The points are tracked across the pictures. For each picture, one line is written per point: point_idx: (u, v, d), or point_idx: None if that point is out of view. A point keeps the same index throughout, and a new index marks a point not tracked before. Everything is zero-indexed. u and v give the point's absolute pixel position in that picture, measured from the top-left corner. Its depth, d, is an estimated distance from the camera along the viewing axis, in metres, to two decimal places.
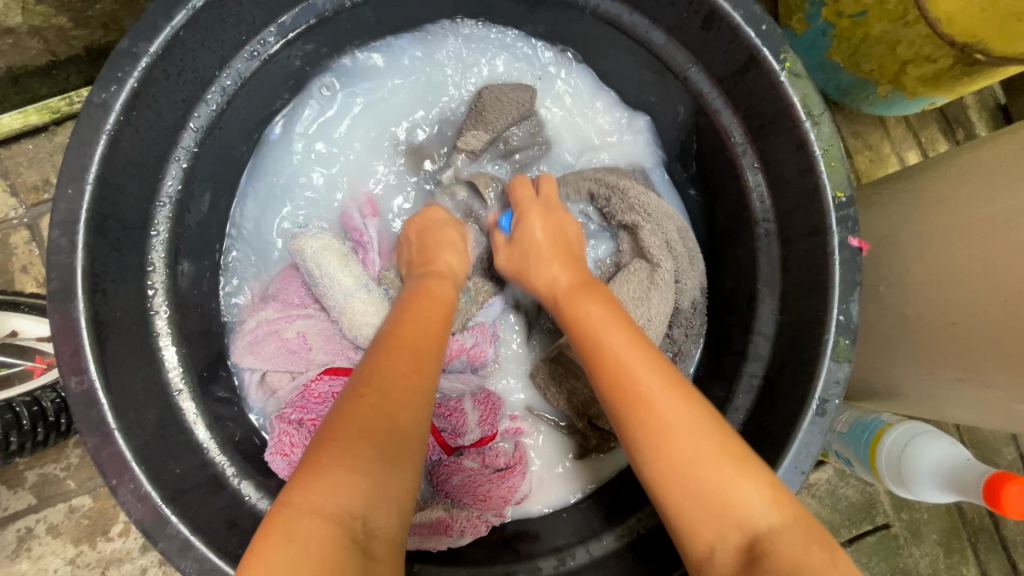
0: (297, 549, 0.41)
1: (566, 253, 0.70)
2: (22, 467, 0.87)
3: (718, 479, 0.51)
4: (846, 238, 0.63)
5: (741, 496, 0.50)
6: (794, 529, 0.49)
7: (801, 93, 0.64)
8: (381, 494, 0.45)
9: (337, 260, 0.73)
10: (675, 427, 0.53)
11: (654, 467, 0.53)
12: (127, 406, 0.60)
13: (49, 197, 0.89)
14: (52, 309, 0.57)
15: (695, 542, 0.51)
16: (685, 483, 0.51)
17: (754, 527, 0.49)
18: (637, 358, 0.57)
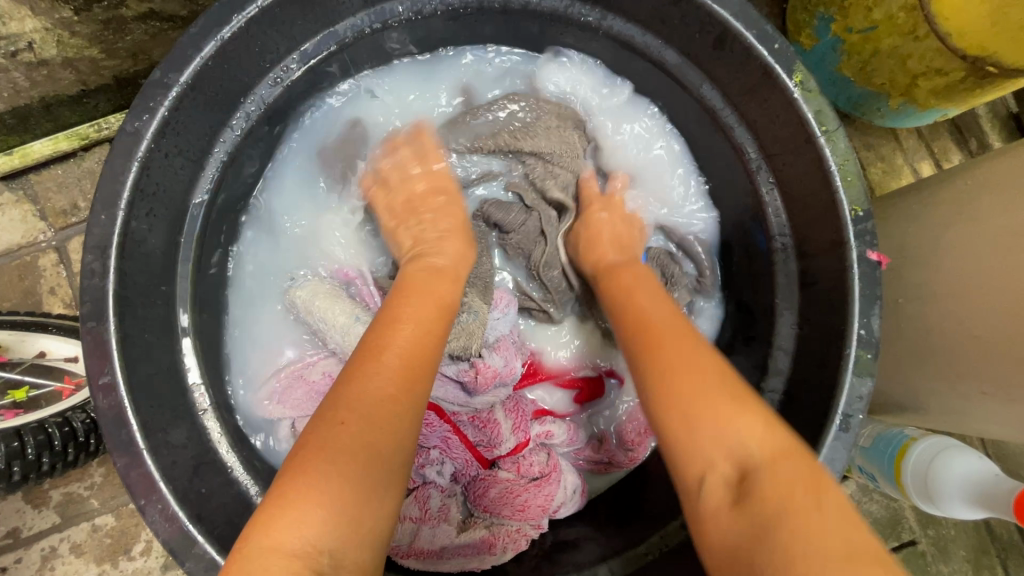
0: (291, 525, 0.43)
1: (619, 244, 0.76)
2: (46, 486, 0.88)
3: (710, 409, 0.49)
4: (864, 252, 0.63)
5: (735, 428, 0.47)
6: (781, 460, 0.45)
7: (814, 110, 0.64)
8: (355, 522, 0.44)
9: (329, 300, 0.73)
10: (673, 364, 0.53)
11: (659, 407, 0.51)
12: (155, 427, 0.61)
13: (77, 221, 0.92)
14: (84, 331, 0.58)
15: (685, 480, 0.49)
16: (667, 407, 0.51)
17: (745, 460, 0.46)
18: (667, 318, 0.60)
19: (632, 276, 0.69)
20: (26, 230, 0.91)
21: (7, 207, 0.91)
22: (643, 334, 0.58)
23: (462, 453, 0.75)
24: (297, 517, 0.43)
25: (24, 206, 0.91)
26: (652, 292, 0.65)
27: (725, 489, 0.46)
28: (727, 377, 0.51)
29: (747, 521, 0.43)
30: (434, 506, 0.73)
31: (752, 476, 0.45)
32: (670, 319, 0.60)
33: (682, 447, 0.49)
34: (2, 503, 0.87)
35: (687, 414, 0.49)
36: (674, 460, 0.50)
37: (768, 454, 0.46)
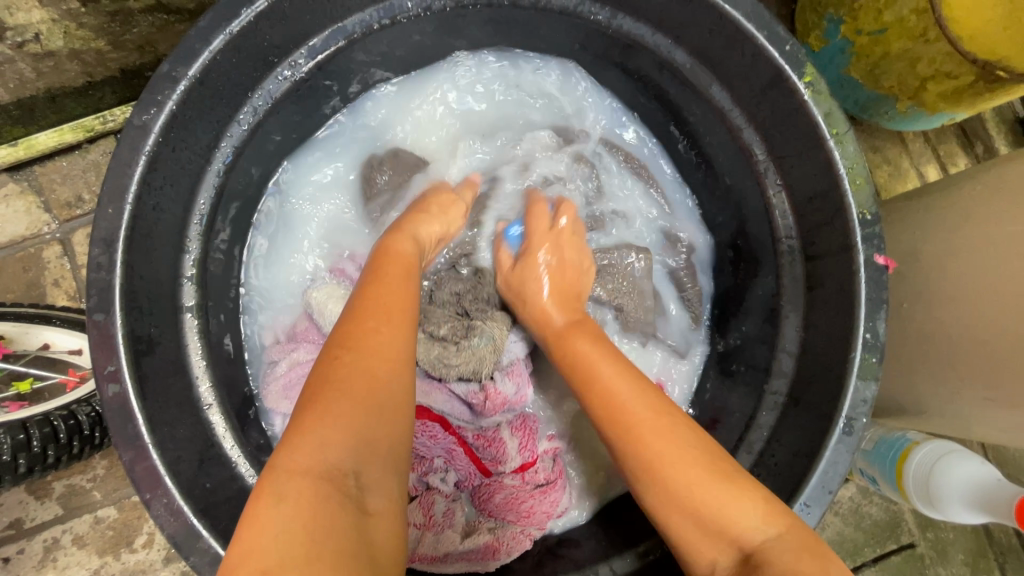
0: (289, 509, 0.39)
1: (563, 289, 0.73)
2: (49, 478, 0.88)
3: (703, 491, 0.51)
4: (872, 256, 0.63)
5: (736, 520, 0.49)
6: (783, 534, 0.48)
7: (824, 112, 0.64)
8: (375, 456, 0.44)
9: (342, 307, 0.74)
10: (637, 411, 0.57)
11: (660, 509, 0.54)
12: (160, 421, 0.61)
13: (81, 213, 0.92)
14: (91, 325, 0.59)
15: (698, 569, 0.51)
16: (676, 474, 0.53)
17: (740, 535, 0.49)
18: (636, 396, 0.59)
19: (588, 340, 0.66)
20: (30, 222, 0.91)
21: (11, 198, 0.91)
22: (626, 430, 0.57)
23: (466, 465, 0.75)
24: (287, 504, 0.39)
25: (28, 197, 0.91)
26: (594, 342, 0.66)
27: (731, 561, 0.49)
28: (705, 457, 0.53)
29: None
30: (439, 511, 0.73)
31: (755, 556, 0.47)
32: (638, 396, 0.59)
33: (689, 540, 0.52)
34: (5, 494, 0.88)
35: (687, 489, 0.52)
36: (685, 550, 0.52)
37: (776, 531, 0.48)
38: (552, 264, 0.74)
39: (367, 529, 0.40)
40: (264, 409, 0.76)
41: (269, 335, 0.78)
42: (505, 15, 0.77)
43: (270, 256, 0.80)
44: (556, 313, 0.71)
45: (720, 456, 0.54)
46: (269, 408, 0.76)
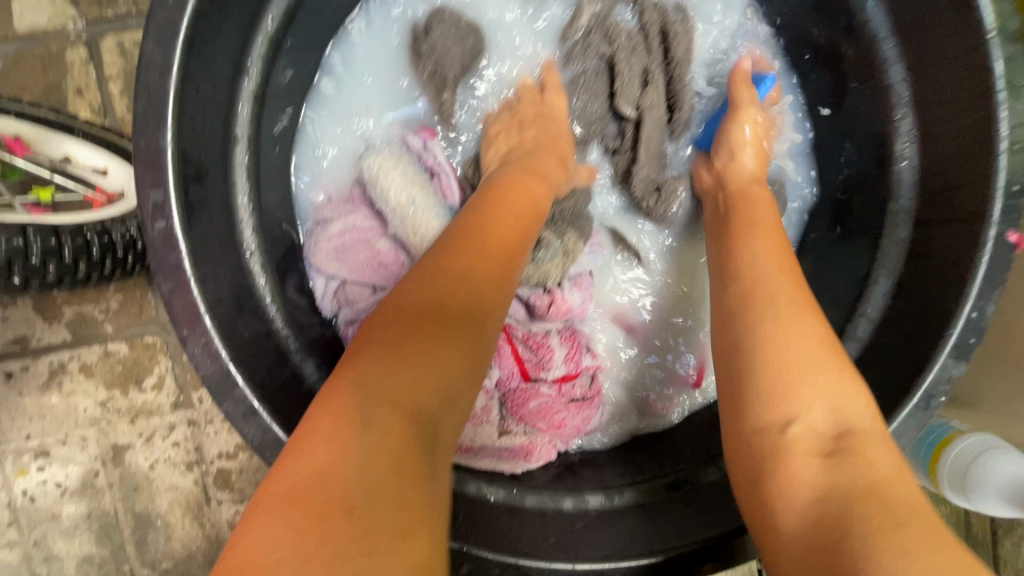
0: (370, 435, 0.39)
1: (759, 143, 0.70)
2: (60, 301, 0.84)
3: (813, 376, 0.48)
4: (1004, 232, 0.57)
5: (846, 397, 0.48)
6: (882, 434, 0.46)
7: (1005, 57, 0.55)
8: (450, 406, 0.44)
9: (405, 178, 0.68)
10: (769, 304, 0.53)
11: (773, 341, 0.50)
12: (203, 257, 0.56)
13: (112, 15, 0.80)
14: (137, 133, 0.51)
15: (768, 419, 0.48)
16: (785, 352, 0.50)
17: (848, 421, 0.47)
18: (774, 226, 0.60)
19: (768, 203, 0.64)
20: (54, 13, 0.79)
21: None
22: (738, 279, 0.56)
23: (509, 363, 0.71)
24: (361, 433, 0.39)
25: None
26: (774, 205, 0.64)
27: (819, 442, 0.46)
28: (823, 328, 0.52)
29: (840, 473, 0.43)
30: (477, 406, 0.70)
31: (853, 441, 0.45)
32: (774, 242, 0.58)
33: (785, 381, 0.48)
34: (12, 309, 0.83)
35: (791, 368, 0.49)
36: (771, 391, 0.49)
37: (874, 427, 0.47)
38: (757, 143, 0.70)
39: (435, 475, 0.40)
40: (307, 267, 0.70)
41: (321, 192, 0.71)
42: None
43: (337, 103, 0.71)
44: (749, 155, 0.70)
45: (843, 354, 0.51)
46: (311, 268, 0.70)
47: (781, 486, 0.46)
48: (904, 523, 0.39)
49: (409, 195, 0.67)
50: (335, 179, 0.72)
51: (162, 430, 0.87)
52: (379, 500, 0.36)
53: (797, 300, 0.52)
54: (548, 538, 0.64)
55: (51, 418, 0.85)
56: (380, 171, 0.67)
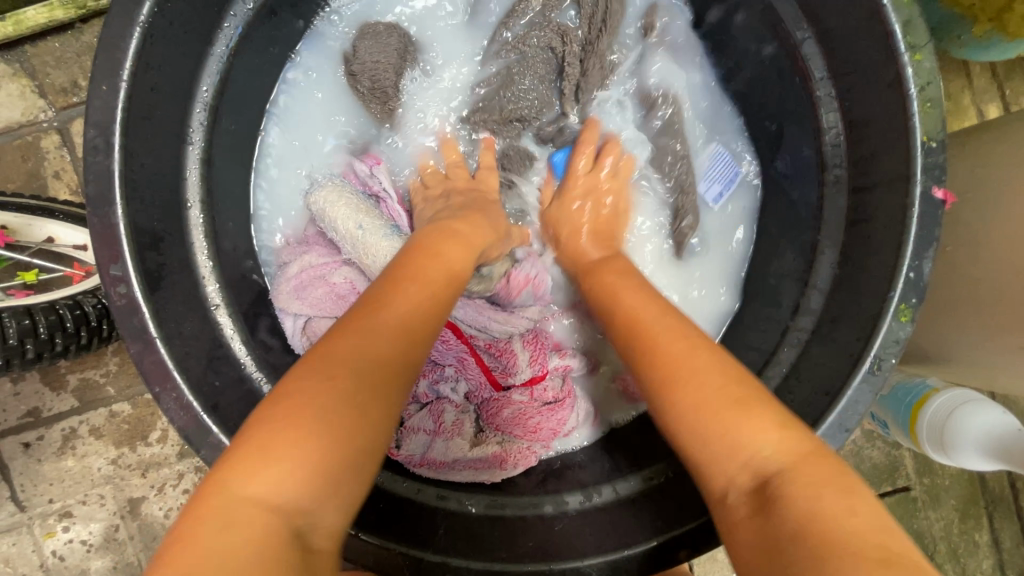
0: (225, 538, 0.36)
1: (597, 231, 0.76)
2: (64, 370, 0.90)
3: (717, 423, 0.48)
4: (930, 189, 0.57)
5: (746, 437, 0.47)
6: (802, 463, 0.44)
7: (903, 20, 0.56)
8: (336, 491, 0.42)
9: (347, 205, 0.71)
10: (660, 361, 0.54)
11: (674, 418, 0.51)
12: (167, 316, 0.60)
13: (78, 101, 0.86)
14: (90, 213, 0.56)
15: (712, 496, 0.48)
16: (694, 408, 0.50)
17: (763, 467, 0.45)
18: (659, 314, 0.60)
19: (613, 276, 0.68)
20: (26, 107, 0.86)
21: (3, 81, 0.85)
22: (636, 332, 0.59)
23: (476, 374, 0.75)
24: (233, 531, 0.37)
25: (22, 81, 0.85)
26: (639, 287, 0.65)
27: (745, 488, 0.45)
28: (718, 358, 0.53)
29: (772, 524, 0.41)
30: (448, 420, 0.74)
31: (777, 482, 0.43)
32: (663, 315, 0.59)
33: (705, 457, 0.48)
34: (22, 383, 0.89)
35: (696, 413, 0.50)
36: (700, 471, 0.49)
37: (789, 458, 0.45)
38: (615, 181, 0.78)
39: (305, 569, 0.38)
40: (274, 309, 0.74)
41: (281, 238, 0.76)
42: None
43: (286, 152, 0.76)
44: (586, 241, 0.75)
45: (750, 383, 0.51)
46: (278, 310, 0.74)
47: (738, 538, 0.44)
48: (845, 545, 0.37)
49: (356, 220, 0.70)
50: (292, 223, 0.76)
51: (171, 480, 0.92)
52: None
53: (663, 338, 0.56)
54: (527, 542, 0.66)
55: (69, 480, 0.91)
56: (322, 207, 0.71)
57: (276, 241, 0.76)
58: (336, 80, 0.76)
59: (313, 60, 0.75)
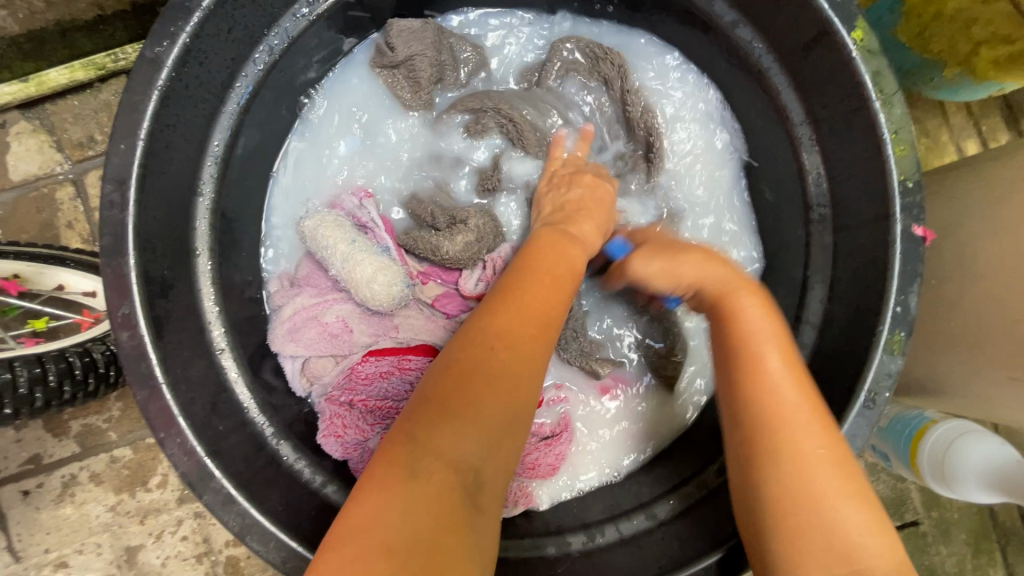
0: (396, 497, 0.39)
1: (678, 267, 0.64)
2: (66, 416, 0.90)
3: (833, 500, 0.47)
4: (910, 227, 0.60)
5: (850, 531, 0.46)
6: (901, 575, 0.44)
7: (873, 71, 0.60)
8: (491, 469, 0.44)
9: (330, 227, 0.71)
10: (770, 394, 0.52)
11: (759, 485, 0.50)
12: (173, 362, 0.61)
13: (94, 154, 0.90)
14: (104, 265, 0.58)
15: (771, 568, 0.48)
16: (820, 465, 0.48)
17: (855, 565, 0.45)
18: (783, 356, 0.54)
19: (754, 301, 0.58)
20: (43, 161, 0.90)
21: (23, 136, 0.89)
22: (741, 371, 0.54)
23: None
24: (408, 496, 0.39)
25: (41, 136, 0.89)
26: (727, 270, 0.61)
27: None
28: (836, 453, 0.49)
29: None
30: None
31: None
32: (787, 360, 0.54)
33: (787, 533, 0.47)
34: (25, 430, 0.90)
35: (814, 491, 0.47)
36: (767, 530, 0.49)
37: (893, 570, 0.44)
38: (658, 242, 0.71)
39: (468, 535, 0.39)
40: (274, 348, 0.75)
41: (276, 282, 0.77)
42: None
43: (287, 196, 0.77)
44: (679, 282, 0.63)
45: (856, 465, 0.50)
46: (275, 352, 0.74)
47: None
48: None
49: (347, 238, 0.70)
50: (286, 270, 0.77)
51: (170, 526, 0.91)
52: (409, 572, 0.35)
53: (790, 417, 0.50)
54: None
55: (67, 528, 0.90)
56: (316, 237, 0.71)
57: (272, 286, 0.77)
58: (338, 128, 0.78)
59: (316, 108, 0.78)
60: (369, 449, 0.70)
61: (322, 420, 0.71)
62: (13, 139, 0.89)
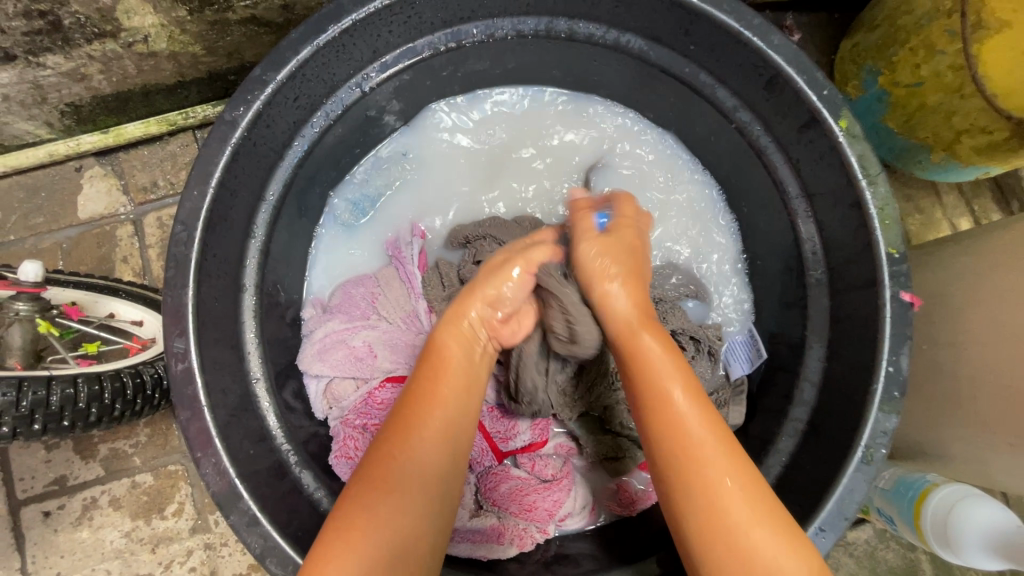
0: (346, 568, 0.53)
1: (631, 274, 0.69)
2: (96, 439, 0.94)
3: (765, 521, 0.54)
4: (897, 293, 0.65)
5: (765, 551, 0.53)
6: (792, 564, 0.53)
7: (858, 154, 0.67)
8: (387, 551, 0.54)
9: (374, 253, 0.88)
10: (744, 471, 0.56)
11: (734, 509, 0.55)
12: (214, 387, 0.67)
13: (154, 197, 1.00)
14: (167, 294, 0.65)
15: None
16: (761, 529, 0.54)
17: None
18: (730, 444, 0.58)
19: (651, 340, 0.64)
20: (109, 202, 0.99)
21: (95, 179, 1.00)
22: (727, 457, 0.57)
23: (478, 441, 0.79)
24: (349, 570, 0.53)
25: (111, 180, 1.00)
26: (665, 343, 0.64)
27: None
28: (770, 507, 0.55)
29: None
30: None
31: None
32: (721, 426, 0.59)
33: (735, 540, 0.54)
34: (55, 451, 0.93)
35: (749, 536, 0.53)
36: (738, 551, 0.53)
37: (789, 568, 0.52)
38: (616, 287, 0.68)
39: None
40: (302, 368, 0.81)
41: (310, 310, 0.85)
42: (562, 49, 0.82)
43: (334, 237, 0.88)
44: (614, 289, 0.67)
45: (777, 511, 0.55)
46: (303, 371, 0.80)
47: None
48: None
49: (389, 276, 0.84)
50: (320, 298, 0.86)
51: (179, 556, 0.93)
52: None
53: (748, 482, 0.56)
54: None
55: (81, 553, 0.92)
56: (363, 265, 0.88)
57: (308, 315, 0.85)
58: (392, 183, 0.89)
59: (379, 167, 0.90)
60: None
61: (335, 441, 0.76)
62: (86, 182, 1.00)
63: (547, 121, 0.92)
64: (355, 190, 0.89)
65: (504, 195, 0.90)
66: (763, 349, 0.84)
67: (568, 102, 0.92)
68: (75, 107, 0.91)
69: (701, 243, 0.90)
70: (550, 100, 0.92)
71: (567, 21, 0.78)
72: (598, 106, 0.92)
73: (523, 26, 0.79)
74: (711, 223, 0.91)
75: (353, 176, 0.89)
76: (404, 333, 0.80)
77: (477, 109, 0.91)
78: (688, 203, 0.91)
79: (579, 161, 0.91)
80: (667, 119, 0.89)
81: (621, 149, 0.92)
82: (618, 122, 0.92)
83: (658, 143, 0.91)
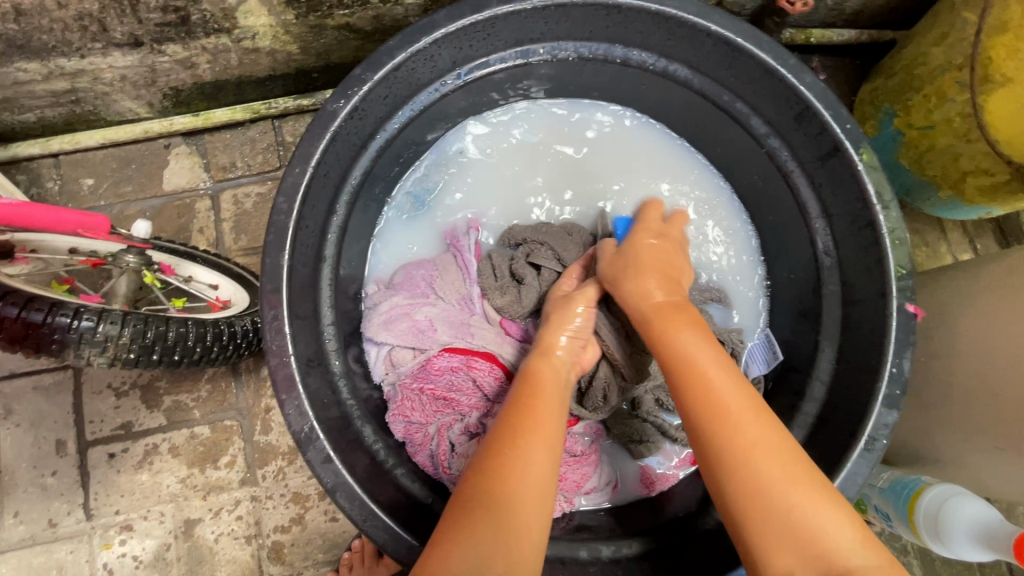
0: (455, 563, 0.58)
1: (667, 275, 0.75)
2: (161, 391, 1.03)
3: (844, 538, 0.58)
4: (903, 304, 0.74)
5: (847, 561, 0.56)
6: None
7: (875, 181, 0.77)
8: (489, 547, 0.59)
9: (435, 241, 0.98)
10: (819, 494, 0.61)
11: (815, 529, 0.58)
12: (297, 340, 0.76)
13: (232, 177, 1.10)
14: (265, 256, 0.74)
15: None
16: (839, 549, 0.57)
17: None
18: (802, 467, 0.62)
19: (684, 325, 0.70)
20: (191, 178, 1.10)
21: (181, 156, 1.10)
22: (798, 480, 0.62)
23: None
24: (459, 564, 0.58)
25: (194, 159, 1.10)
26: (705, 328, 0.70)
27: None
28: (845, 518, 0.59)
29: None
30: None
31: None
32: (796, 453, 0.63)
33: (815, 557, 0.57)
34: (124, 398, 1.02)
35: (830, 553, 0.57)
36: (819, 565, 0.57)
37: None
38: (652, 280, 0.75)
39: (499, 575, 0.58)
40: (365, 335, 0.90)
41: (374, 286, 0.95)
42: (617, 71, 0.92)
43: (398, 223, 0.98)
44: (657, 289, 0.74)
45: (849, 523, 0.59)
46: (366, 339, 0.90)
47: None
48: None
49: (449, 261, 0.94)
50: (382, 276, 0.96)
51: (227, 505, 1.01)
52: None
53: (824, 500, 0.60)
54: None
55: (139, 494, 1.00)
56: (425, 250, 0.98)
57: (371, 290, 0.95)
58: (454, 180, 1.00)
59: (443, 165, 1.00)
60: (428, 432, 0.84)
61: (392, 402, 0.86)
62: (172, 158, 1.10)
63: (595, 136, 1.02)
64: (421, 184, 0.99)
65: (553, 198, 1.01)
66: (780, 352, 0.94)
67: (616, 119, 1.03)
68: (176, 91, 1.02)
69: (728, 253, 1.00)
70: (599, 116, 1.02)
71: (624, 48, 0.89)
72: (641, 126, 1.03)
73: (585, 49, 0.89)
74: (737, 236, 1.01)
75: (419, 171, 0.99)
76: (459, 313, 0.89)
77: (534, 119, 1.02)
78: (717, 217, 1.01)
79: (622, 173, 1.01)
80: (704, 141, 0.99)
81: (660, 165, 1.02)
82: (659, 141, 1.02)
83: (693, 163, 1.02)
